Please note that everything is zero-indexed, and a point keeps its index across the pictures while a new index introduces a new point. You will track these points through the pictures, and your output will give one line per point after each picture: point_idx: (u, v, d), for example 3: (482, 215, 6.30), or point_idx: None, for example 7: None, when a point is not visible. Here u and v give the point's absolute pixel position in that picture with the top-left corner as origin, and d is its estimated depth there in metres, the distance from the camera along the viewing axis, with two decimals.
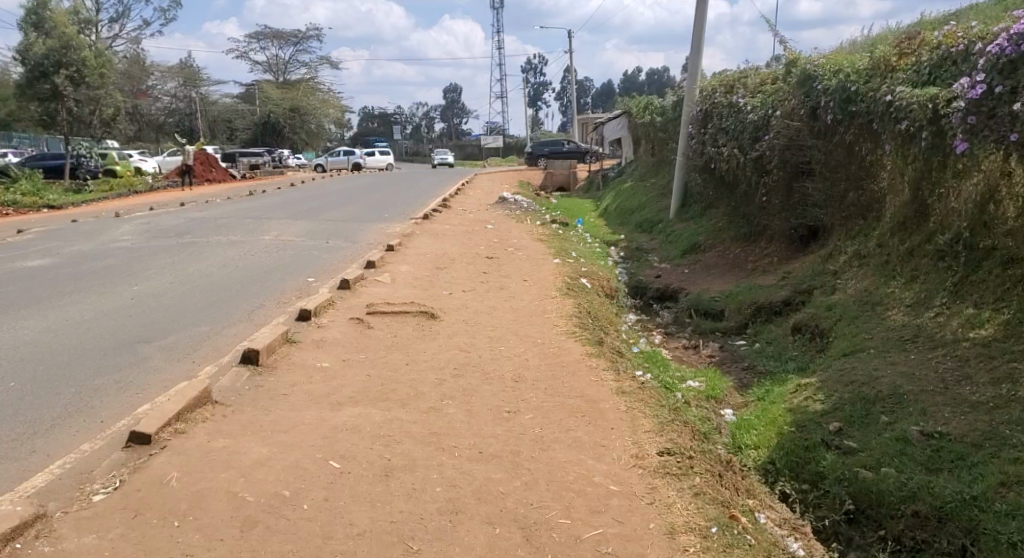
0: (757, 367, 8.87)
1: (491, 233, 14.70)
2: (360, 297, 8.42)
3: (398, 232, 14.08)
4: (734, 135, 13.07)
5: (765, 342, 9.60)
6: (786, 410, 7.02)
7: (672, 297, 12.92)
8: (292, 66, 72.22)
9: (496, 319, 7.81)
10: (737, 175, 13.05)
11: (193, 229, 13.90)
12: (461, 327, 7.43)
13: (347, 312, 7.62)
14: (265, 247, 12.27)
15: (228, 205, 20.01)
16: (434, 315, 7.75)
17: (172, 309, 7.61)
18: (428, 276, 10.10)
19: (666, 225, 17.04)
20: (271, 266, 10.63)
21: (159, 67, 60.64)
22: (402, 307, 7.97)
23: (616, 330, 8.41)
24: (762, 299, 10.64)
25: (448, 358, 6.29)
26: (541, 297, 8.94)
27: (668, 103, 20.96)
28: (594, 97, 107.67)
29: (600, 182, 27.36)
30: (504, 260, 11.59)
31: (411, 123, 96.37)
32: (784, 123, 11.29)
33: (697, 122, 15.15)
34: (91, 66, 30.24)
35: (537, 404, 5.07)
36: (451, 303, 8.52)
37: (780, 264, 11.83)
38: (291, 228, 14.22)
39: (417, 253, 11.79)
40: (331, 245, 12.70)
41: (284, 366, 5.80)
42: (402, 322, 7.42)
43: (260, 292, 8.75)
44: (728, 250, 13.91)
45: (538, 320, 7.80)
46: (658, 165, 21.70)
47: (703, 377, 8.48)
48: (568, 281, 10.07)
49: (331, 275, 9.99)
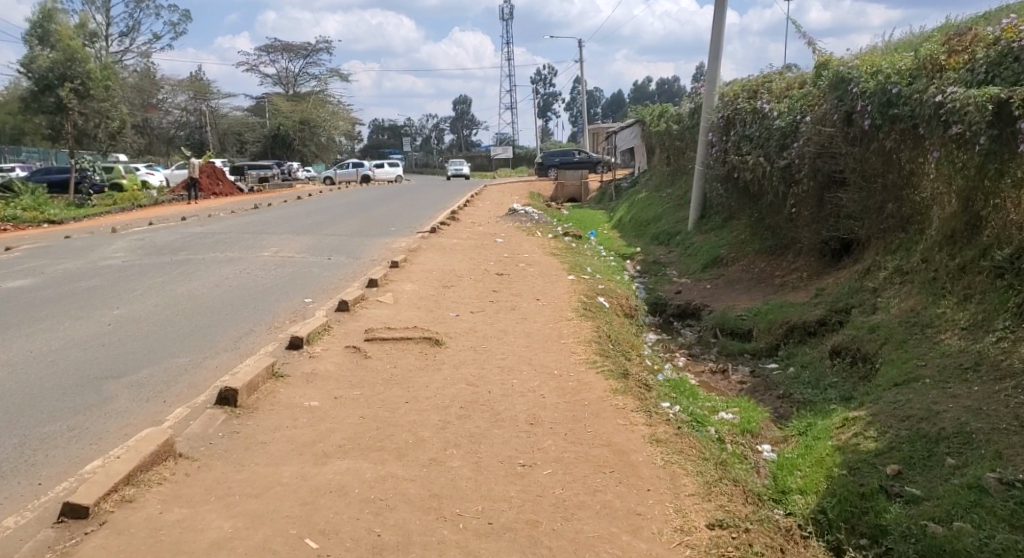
0: (794, 396, 8.14)
1: (502, 248, 13.98)
2: (358, 321, 7.71)
3: (404, 248, 13.38)
4: (759, 143, 12.33)
5: (801, 367, 8.88)
6: (833, 449, 6.28)
7: (695, 315, 12.19)
8: (302, 78, 71.86)
9: (507, 346, 7.08)
10: (762, 184, 12.31)
11: (190, 245, 13.24)
12: (468, 356, 6.70)
13: (343, 339, 6.90)
14: (263, 264, 11.61)
15: (232, 219, 19.38)
16: (439, 341, 7.03)
17: (150, 337, 6.93)
18: (434, 296, 9.39)
19: (685, 237, 16.28)
20: (267, 285, 9.95)
21: (169, 81, 60.41)
22: (403, 332, 7.25)
23: (639, 356, 7.68)
24: (795, 319, 9.90)
25: (454, 394, 5.56)
26: (556, 319, 8.19)
27: (684, 111, 20.22)
28: (604, 108, 107.21)
29: (613, 192, 26.59)
30: (515, 277, 10.87)
31: (421, 135, 95.98)
32: (815, 129, 10.56)
33: (717, 129, 14.42)
34: (95, 79, 29.84)
35: (557, 457, 4.34)
36: (458, 327, 7.78)
37: (811, 280, 11.08)
38: (292, 243, 13.55)
39: (423, 270, 11.10)
40: (334, 261, 12.03)
41: (265, 406, 5.08)
42: (403, 350, 6.70)
43: (251, 315, 8.07)
44: (752, 264, 13.14)
45: (553, 346, 7.06)
46: (674, 175, 20.93)
47: (735, 408, 7.74)
48: (585, 301, 9.34)
49: (330, 295, 9.31)
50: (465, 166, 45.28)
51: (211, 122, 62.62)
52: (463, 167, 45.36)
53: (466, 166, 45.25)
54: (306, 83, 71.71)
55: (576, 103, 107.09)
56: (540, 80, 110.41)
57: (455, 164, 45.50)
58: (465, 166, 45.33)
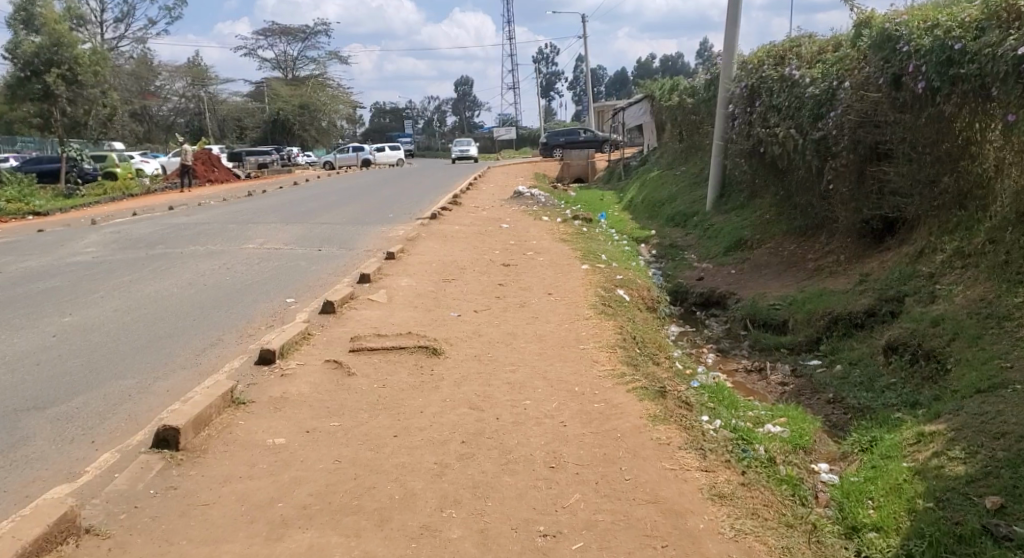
0: (847, 401, 7.11)
1: (507, 233, 12.92)
2: (344, 327, 6.68)
3: (402, 236, 12.32)
4: (789, 113, 11.22)
5: (850, 366, 7.84)
6: (911, 473, 5.23)
7: (720, 304, 11.15)
8: (301, 62, 70.49)
9: (517, 355, 6.04)
10: (793, 159, 11.22)
11: (168, 237, 12.19)
12: (472, 369, 5.66)
13: (324, 351, 5.87)
14: (246, 257, 10.57)
15: (223, 208, 18.29)
16: (437, 349, 6.01)
17: (98, 351, 5.90)
18: (432, 291, 8.37)
19: (702, 218, 15.17)
20: (245, 282, 8.90)
21: (166, 68, 59.23)
22: (396, 339, 6.21)
23: (668, 363, 6.65)
24: (838, 309, 8.85)
25: (455, 421, 4.55)
26: (571, 319, 7.13)
27: (699, 84, 19.05)
28: (608, 87, 105.74)
29: (622, 172, 25.45)
30: (523, 267, 9.84)
31: (424, 117, 94.66)
32: (854, 95, 9.48)
33: (739, 100, 13.30)
34: (84, 65, 28.63)
35: (587, 523, 3.39)
36: (459, 330, 6.74)
37: (852, 264, 10.02)
38: (280, 233, 12.49)
39: (422, 261, 10.07)
40: (324, 252, 10.98)
41: (216, 446, 4.07)
42: (395, 363, 5.67)
43: (222, 319, 7.05)
44: (781, 248, 12.08)
45: (570, 354, 6.02)
46: (689, 152, 19.76)
47: (782, 418, 6.70)
48: (602, 295, 8.28)
49: (315, 293, 8.28)
50: (470, 150, 43.87)
51: (209, 108, 61.36)
52: (467, 149, 43.96)
53: (472, 149, 43.84)
54: (306, 66, 70.32)
55: (579, 81, 105.53)
56: (542, 59, 108.45)
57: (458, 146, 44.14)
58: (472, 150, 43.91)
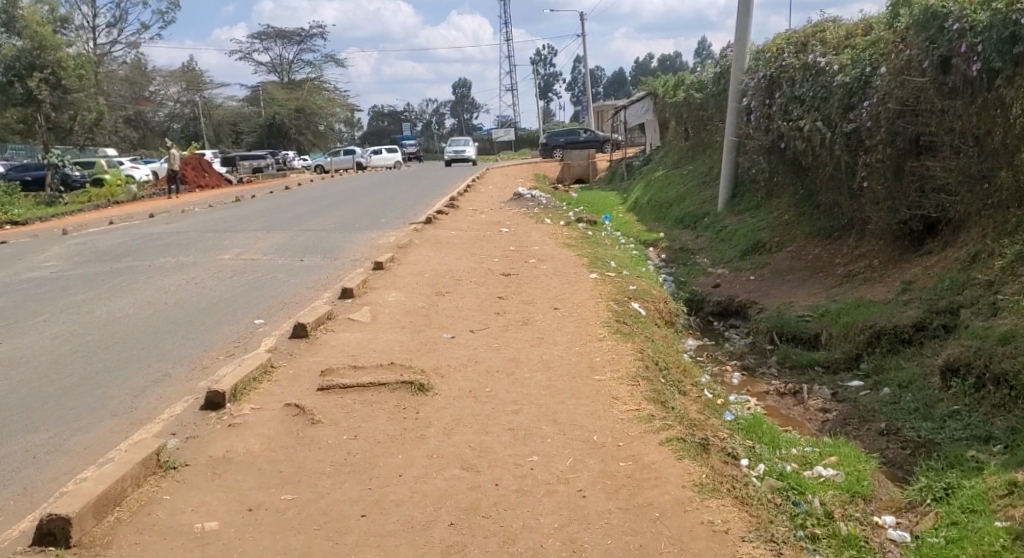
0: (905, 433, 6.15)
1: (507, 239, 11.92)
2: (315, 356, 5.69)
3: (393, 244, 11.33)
4: (815, 104, 10.25)
5: (903, 390, 6.88)
6: (1009, 538, 4.25)
7: (740, 314, 10.17)
8: (296, 65, 69.41)
9: (521, 391, 5.03)
10: (819, 155, 10.26)
11: (138, 248, 11.19)
12: (466, 409, 4.67)
13: (287, 391, 4.88)
14: (219, 270, 9.58)
15: (206, 214, 17.26)
16: (423, 384, 5.01)
17: (15, 394, 4.91)
18: (422, 307, 7.38)
19: (714, 219, 14.17)
20: (214, 300, 7.93)
21: (160, 72, 58.19)
22: (375, 371, 5.21)
23: (696, 399, 5.67)
24: (881, 322, 7.88)
25: (443, 489, 3.58)
26: (582, 342, 6.13)
27: (708, 77, 18.05)
28: (607, 88, 104.89)
29: (626, 172, 24.44)
30: (525, 277, 8.85)
31: (421, 120, 93.71)
32: (892, 81, 8.53)
33: (755, 93, 12.31)
34: (68, 68, 27.42)
35: None
36: (451, 357, 5.75)
37: (891, 270, 9.05)
38: (260, 242, 11.50)
39: (412, 271, 9.08)
40: (306, 263, 10.01)
41: (125, 537, 3.14)
42: (372, 405, 4.67)
43: (176, 347, 6.08)
44: (804, 251, 11.09)
45: (583, 388, 5.04)
46: (697, 149, 18.74)
47: (832, 457, 5.72)
48: (615, 310, 7.27)
49: (288, 311, 7.32)
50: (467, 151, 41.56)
51: (204, 112, 60.32)
52: (463, 148, 42.19)
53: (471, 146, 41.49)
54: (301, 69, 69.26)
55: (577, 81, 104.54)
56: (540, 60, 107.61)
57: (454, 144, 42.36)
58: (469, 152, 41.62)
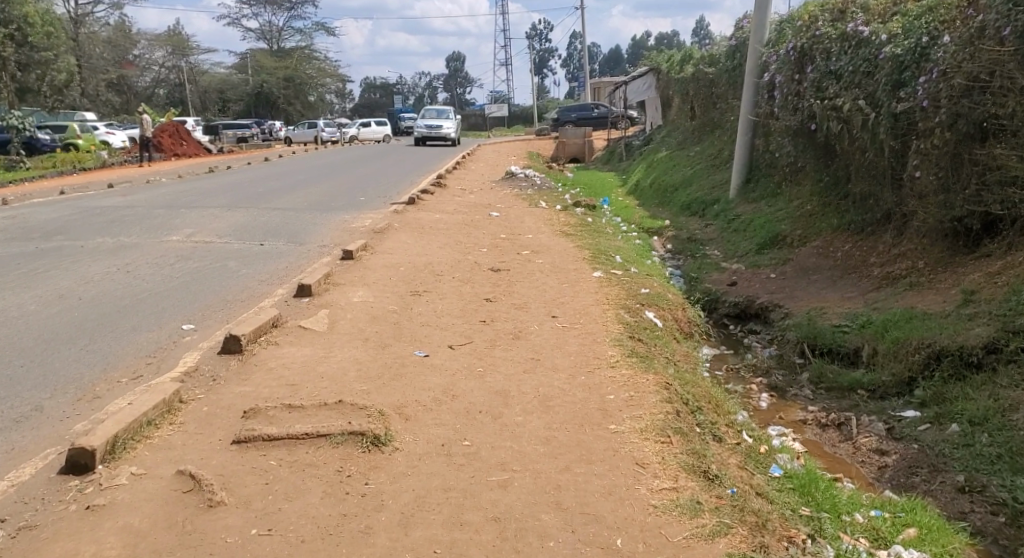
0: (995, 493, 4.90)
1: (497, 225, 10.56)
2: (243, 385, 4.37)
3: (367, 227, 9.97)
4: (855, 80, 8.97)
5: (979, 430, 5.59)
6: None
7: (760, 318, 8.88)
8: (285, 33, 67.18)
9: (512, 447, 3.72)
10: (856, 139, 8.96)
11: (75, 225, 9.78)
12: (434, 479, 3.38)
13: (190, 442, 3.59)
14: (161, 255, 8.21)
15: (170, 186, 15.81)
16: (378, 435, 3.67)
17: None
18: (391, 311, 6.05)
19: (724, 206, 12.82)
20: (142, 294, 6.57)
21: (146, 36, 56.21)
22: (315, 414, 3.88)
23: (736, 459, 4.39)
24: (942, 340, 6.58)
25: None
26: (589, 368, 4.83)
27: (721, 50, 16.65)
28: (603, 66, 103.22)
29: (624, 151, 23.04)
30: (517, 272, 7.54)
31: (413, 93, 91.71)
32: (960, 53, 7.23)
33: (781, 66, 10.98)
34: (35, 24, 25.68)
35: None
36: (421, 388, 4.43)
37: (942, 275, 7.76)
38: (217, 221, 10.10)
39: (386, 262, 7.76)
40: (265, 248, 8.64)
41: None
42: (302, 474, 3.36)
43: (68, 365, 4.75)
44: (832, 247, 9.74)
45: (594, 444, 3.74)
46: (706, 129, 17.32)
47: (910, 529, 4.44)
48: (627, 321, 5.97)
49: (227, 314, 5.97)
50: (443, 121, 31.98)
51: (189, 79, 58.39)
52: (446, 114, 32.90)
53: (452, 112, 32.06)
54: (290, 38, 66.99)
55: (574, 59, 102.66)
56: (536, 35, 105.64)
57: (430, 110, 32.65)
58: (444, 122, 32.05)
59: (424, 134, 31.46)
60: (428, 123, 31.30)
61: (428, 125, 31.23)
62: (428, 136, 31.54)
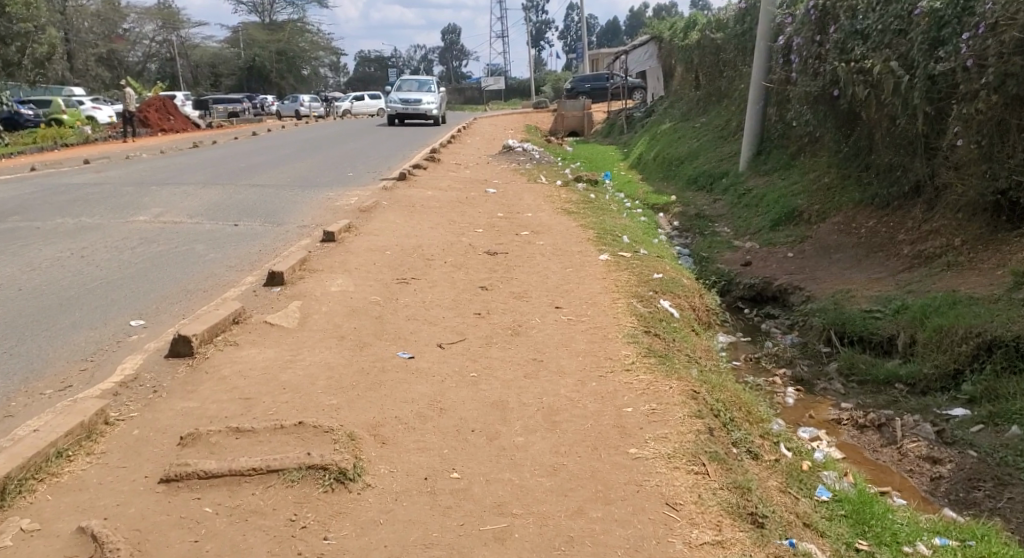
0: None
1: (493, 202, 9.80)
2: (190, 397, 3.66)
3: (353, 206, 9.21)
4: (887, 39, 8.20)
5: None
6: None
7: (779, 301, 8.14)
8: (277, 6, 65.73)
9: (511, 480, 3.01)
10: (886, 103, 8.18)
11: (35, 203, 8.99)
12: (413, 531, 2.73)
13: (105, 484, 2.96)
14: (122, 237, 7.46)
15: (148, 161, 14.96)
16: (343, 470, 2.99)
17: None
18: (372, 302, 5.31)
19: (734, 180, 12.04)
20: (91, 283, 5.82)
21: (134, 9, 54.84)
22: (268, 439, 3.20)
23: (778, 483, 3.68)
24: (992, 329, 5.86)
25: None
26: (601, 372, 4.11)
27: (730, 14, 15.78)
28: (600, 38, 101.73)
29: (625, 124, 22.18)
30: (514, 255, 6.81)
31: (407, 67, 90.28)
32: (1014, 5, 6.45)
33: (799, 27, 10.19)
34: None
35: None
36: (404, 398, 3.72)
37: (983, 254, 7.03)
38: (189, 200, 9.32)
39: (370, 244, 7.02)
40: (239, 229, 7.88)
41: None
42: (242, 526, 2.73)
43: None
44: (855, 222, 8.99)
45: (612, 476, 3.05)
46: (712, 98, 16.47)
47: None
48: (641, 312, 5.23)
49: (185, 307, 5.25)
50: (423, 96, 28.67)
51: (180, 53, 57.15)
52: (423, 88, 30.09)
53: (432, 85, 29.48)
54: (282, 10, 65.54)
55: (572, 31, 101.14)
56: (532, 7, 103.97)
57: (410, 83, 30.10)
58: (425, 96, 28.77)
59: (399, 109, 28.82)
60: (404, 98, 28.68)
61: (404, 99, 28.55)
62: (403, 111, 28.86)
